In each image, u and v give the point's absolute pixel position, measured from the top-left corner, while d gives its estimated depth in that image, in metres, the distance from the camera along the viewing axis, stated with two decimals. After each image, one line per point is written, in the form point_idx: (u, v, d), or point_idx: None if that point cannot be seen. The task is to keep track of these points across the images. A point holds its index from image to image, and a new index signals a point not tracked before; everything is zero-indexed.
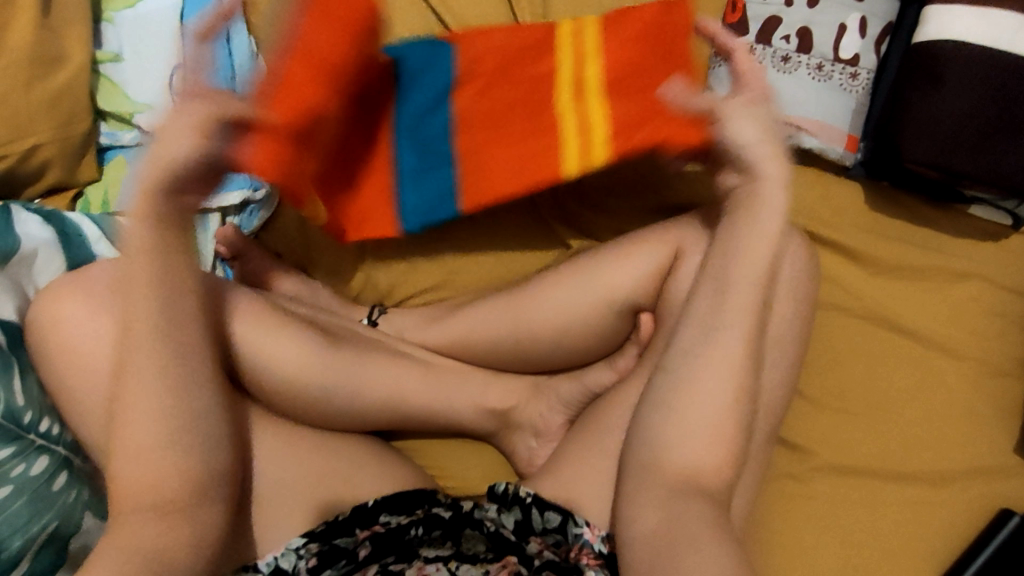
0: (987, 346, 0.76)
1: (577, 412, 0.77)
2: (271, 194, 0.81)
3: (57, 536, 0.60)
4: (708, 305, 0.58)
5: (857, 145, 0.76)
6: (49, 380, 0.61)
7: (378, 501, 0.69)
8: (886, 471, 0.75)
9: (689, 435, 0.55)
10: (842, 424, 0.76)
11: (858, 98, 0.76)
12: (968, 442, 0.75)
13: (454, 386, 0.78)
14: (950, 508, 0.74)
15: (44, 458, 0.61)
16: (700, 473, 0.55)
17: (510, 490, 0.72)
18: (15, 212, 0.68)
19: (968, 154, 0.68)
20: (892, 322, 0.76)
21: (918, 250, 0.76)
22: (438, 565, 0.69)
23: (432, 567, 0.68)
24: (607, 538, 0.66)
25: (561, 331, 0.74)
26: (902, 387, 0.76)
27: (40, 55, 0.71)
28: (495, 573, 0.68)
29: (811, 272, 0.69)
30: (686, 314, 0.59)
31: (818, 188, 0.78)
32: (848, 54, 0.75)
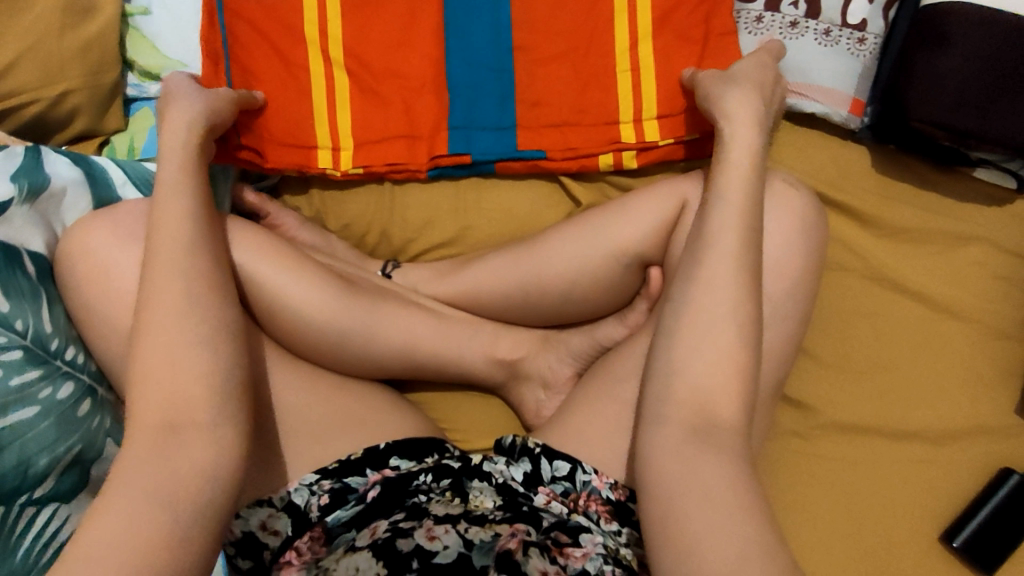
0: (993, 308, 0.76)
1: (585, 364, 0.79)
2: None
3: (81, 459, 0.63)
4: (708, 249, 0.60)
5: (863, 109, 0.78)
6: (80, 309, 0.65)
7: (390, 445, 0.71)
8: (889, 429, 0.76)
9: (691, 370, 0.57)
10: (847, 383, 0.77)
11: (866, 62, 0.78)
12: (971, 402, 0.76)
13: (465, 337, 0.80)
14: (951, 467, 0.75)
15: (69, 384, 0.63)
16: (702, 408, 0.57)
17: (519, 442, 0.73)
18: (45, 153, 0.70)
19: (973, 113, 0.70)
20: (898, 283, 0.77)
21: (923, 212, 0.78)
22: (448, 527, 0.65)
23: (441, 529, 0.65)
24: (614, 486, 0.69)
25: (570, 283, 0.76)
26: (907, 347, 0.77)
27: (73, 4, 0.73)
28: (505, 537, 0.64)
29: (818, 227, 0.70)
30: (692, 258, 0.61)
31: (825, 151, 0.80)
32: (856, 19, 0.77)
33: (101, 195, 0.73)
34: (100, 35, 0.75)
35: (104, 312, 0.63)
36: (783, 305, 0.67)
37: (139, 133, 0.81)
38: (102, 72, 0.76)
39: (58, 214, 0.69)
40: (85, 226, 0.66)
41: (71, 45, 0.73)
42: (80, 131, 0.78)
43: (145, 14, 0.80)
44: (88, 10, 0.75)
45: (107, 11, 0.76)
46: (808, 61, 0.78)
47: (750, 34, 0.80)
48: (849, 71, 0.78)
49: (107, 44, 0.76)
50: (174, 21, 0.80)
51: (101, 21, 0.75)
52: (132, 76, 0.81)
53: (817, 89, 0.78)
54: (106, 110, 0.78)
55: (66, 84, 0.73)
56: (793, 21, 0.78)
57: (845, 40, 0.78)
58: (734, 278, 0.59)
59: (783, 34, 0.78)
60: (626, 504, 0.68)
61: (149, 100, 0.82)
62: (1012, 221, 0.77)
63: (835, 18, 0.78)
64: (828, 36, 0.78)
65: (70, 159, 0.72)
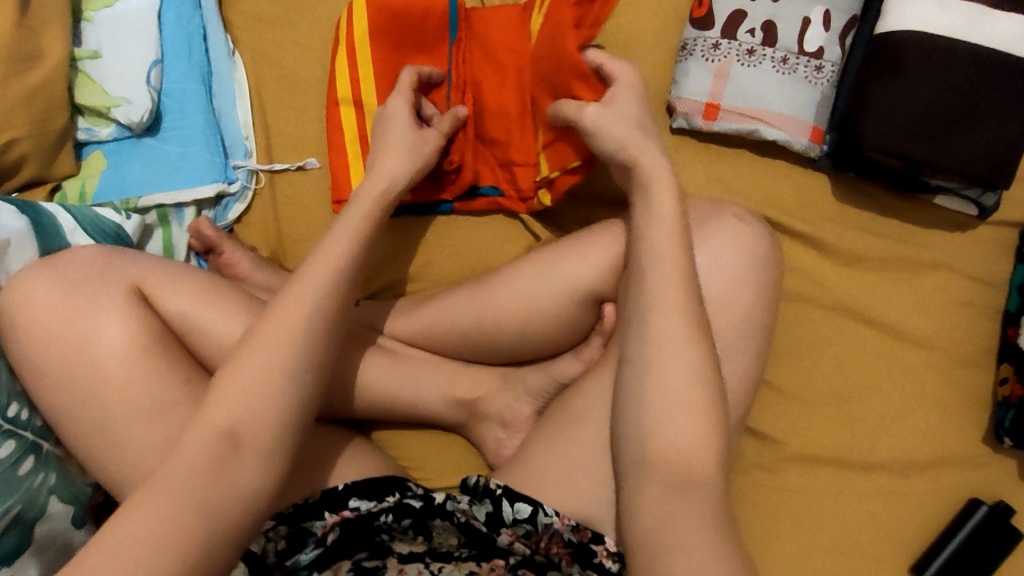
0: (955, 336, 0.76)
1: (545, 402, 0.77)
2: (246, 187, 0.84)
3: (22, 519, 0.61)
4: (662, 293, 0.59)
5: (822, 137, 0.76)
6: (23, 365, 0.64)
7: (349, 485, 0.69)
8: (856, 462, 0.74)
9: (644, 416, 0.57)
10: (812, 415, 0.75)
11: (823, 90, 0.76)
12: (937, 431, 0.75)
13: (424, 376, 0.79)
14: (920, 498, 0.74)
15: (10, 443, 0.62)
16: (653, 455, 0.56)
17: (481, 483, 0.70)
18: None
19: (928, 142, 0.69)
20: (861, 312, 0.76)
21: (884, 240, 0.77)
22: (419, 567, 0.67)
23: (411, 568, 0.67)
24: (577, 527, 0.66)
25: (525, 322, 0.74)
26: (872, 378, 0.76)
27: (17, 51, 0.72)
28: (481, 574, 0.67)
29: (775, 263, 0.69)
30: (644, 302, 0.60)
31: (785, 179, 0.78)
32: (812, 47, 0.76)
33: (49, 244, 0.72)
34: (47, 82, 0.74)
35: (53, 370, 0.63)
36: (738, 342, 0.66)
37: (91, 178, 0.80)
38: (49, 119, 0.75)
39: (2, 265, 0.68)
40: (28, 276, 0.65)
41: (16, 92, 0.72)
42: (29, 178, 0.76)
43: (94, 57, 0.79)
44: (34, 57, 0.74)
45: (54, 57, 0.75)
46: (766, 89, 0.75)
47: (706, 61, 0.77)
48: (808, 99, 0.76)
49: (54, 90, 0.75)
50: (124, 64, 0.80)
51: (47, 68, 0.74)
52: (81, 120, 0.80)
53: (777, 118, 0.75)
54: (56, 156, 0.77)
55: (12, 132, 0.72)
56: (750, 49, 0.76)
57: (803, 68, 0.76)
58: (681, 321, 0.58)
59: (740, 62, 0.76)
60: (588, 545, 0.65)
61: (99, 143, 0.81)
62: (971, 247, 0.77)
63: (791, 46, 0.76)
64: (786, 64, 0.76)
65: (16, 208, 0.70)
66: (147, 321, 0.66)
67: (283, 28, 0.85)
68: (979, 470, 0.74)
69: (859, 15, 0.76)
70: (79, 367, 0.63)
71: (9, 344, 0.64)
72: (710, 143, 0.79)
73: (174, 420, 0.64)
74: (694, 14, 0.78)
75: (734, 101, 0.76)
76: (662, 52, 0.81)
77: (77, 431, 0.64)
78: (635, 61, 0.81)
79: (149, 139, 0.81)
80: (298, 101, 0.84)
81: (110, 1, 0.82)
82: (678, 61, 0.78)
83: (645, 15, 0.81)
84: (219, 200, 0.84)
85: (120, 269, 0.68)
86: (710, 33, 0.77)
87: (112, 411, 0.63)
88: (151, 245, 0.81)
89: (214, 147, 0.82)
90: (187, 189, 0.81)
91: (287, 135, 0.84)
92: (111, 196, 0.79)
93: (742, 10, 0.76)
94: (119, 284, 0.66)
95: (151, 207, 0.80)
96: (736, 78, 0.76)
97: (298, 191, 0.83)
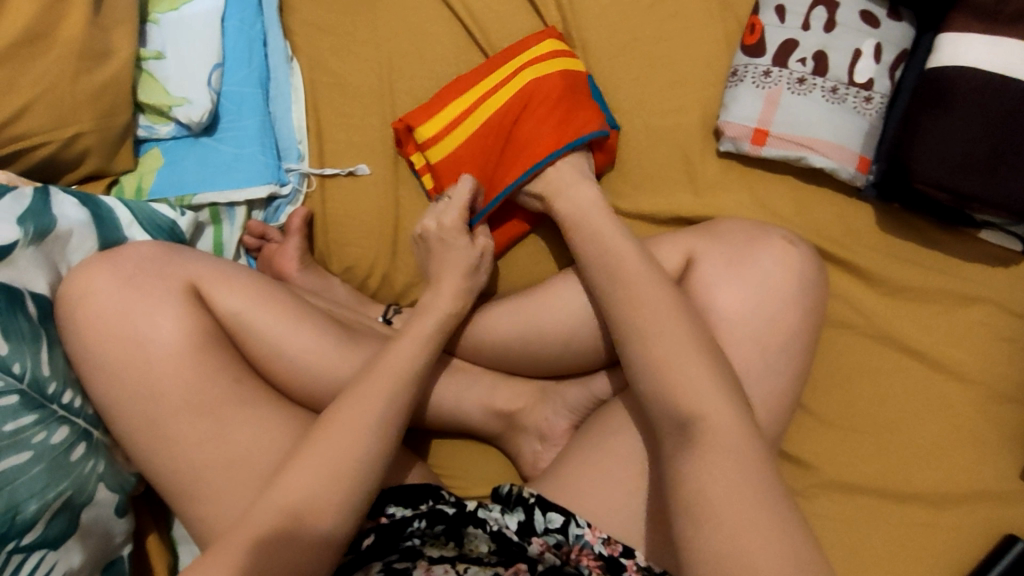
0: (996, 370, 0.76)
1: (583, 417, 0.78)
2: (297, 190, 0.85)
3: (71, 503, 0.63)
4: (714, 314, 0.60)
5: (869, 167, 0.77)
6: (80, 354, 0.65)
7: (386, 492, 0.71)
8: (892, 491, 0.74)
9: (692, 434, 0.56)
10: (848, 442, 0.76)
11: (871, 120, 0.77)
12: (974, 465, 0.74)
13: (464, 386, 0.80)
14: (956, 532, 0.73)
15: (64, 428, 0.64)
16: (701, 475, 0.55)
17: (515, 492, 0.70)
18: (53, 193, 0.70)
19: (978, 177, 0.70)
20: (901, 342, 0.77)
21: (928, 272, 0.77)
22: (445, 567, 0.68)
23: (438, 568, 0.68)
24: (608, 540, 0.66)
25: (571, 333, 0.75)
26: (912, 411, 0.76)
27: (89, 49, 0.74)
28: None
29: (820, 288, 0.70)
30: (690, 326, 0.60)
31: (829, 208, 0.79)
32: (862, 79, 0.77)
33: (108, 237, 0.73)
34: (114, 80, 0.76)
35: (108, 359, 0.65)
36: (784, 368, 0.67)
37: (147, 174, 0.82)
38: (114, 115, 0.77)
39: (63, 254, 0.69)
40: (90, 267, 0.67)
41: (85, 88, 0.74)
42: (90, 172, 0.79)
43: (159, 58, 0.82)
44: (104, 55, 0.76)
45: (122, 56, 0.78)
46: (815, 117, 0.76)
47: (757, 88, 0.78)
48: (855, 129, 0.77)
49: (119, 88, 0.77)
50: (187, 66, 0.82)
51: (115, 66, 0.77)
52: (143, 118, 0.82)
53: (825, 146, 0.76)
54: (116, 151, 0.79)
55: (78, 126, 0.74)
56: (801, 78, 0.77)
57: (852, 98, 0.77)
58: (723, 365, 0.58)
59: (790, 90, 0.77)
60: (618, 560, 0.65)
61: (158, 140, 0.83)
62: (1014, 283, 0.77)
63: (842, 77, 0.77)
64: (835, 94, 0.77)
65: (78, 200, 0.72)
66: (199, 319, 0.67)
67: (341, 38, 0.87)
68: (1017, 506, 0.74)
69: (908, 49, 0.77)
70: (135, 361, 0.64)
71: (68, 334, 0.66)
72: (755, 168, 0.80)
73: (225, 418, 0.65)
74: (746, 42, 0.80)
75: (783, 128, 0.77)
76: (713, 76, 0.82)
77: (128, 419, 0.65)
78: (686, 84, 0.82)
79: (206, 139, 0.83)
80: (351, 109, 0.85)
81: (176, 4, 0.84)
82: (728, 87, 0.80)
83: (697, 41, 0.83)
84: (270, 202, 0.86)
85: (178, 265, 0.69)
86: (761, 60, 0.78)
87: (164, 405, 0.64)
88: (202, 242, 0.82)
89: (269, 149, 0.83)
90: (240, 189, 0.82)
91: (339, 141, 0.85)
92: (167, 194, 0.81)
93: (794, 40, 0.78)
94: (175, 281, 0.67)
95: (205, 205, 0.81)
96: (786, 105, 0.77)
97: (347, 196, 0.84)
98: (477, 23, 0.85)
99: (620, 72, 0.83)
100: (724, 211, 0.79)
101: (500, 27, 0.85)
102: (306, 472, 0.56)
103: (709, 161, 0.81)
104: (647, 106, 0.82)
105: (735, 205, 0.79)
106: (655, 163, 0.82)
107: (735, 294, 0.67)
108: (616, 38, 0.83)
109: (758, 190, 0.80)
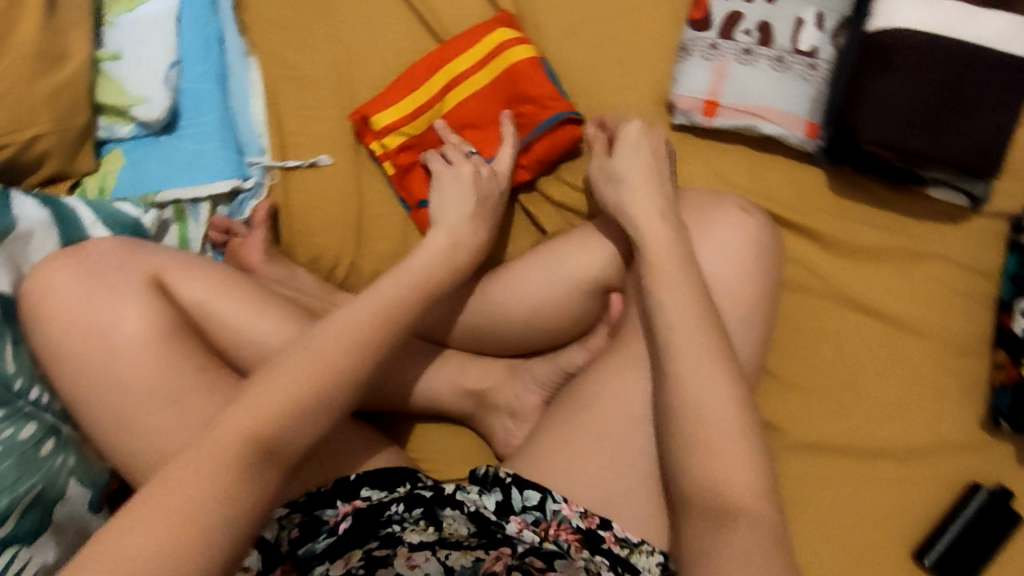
0: (951, 323, 0.78)
1: (552, 392, 0.79)
2: (260, 184, 0.85)
3: (42, 498, 0.63)
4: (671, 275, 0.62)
5: (818, 132, 0.78)
6: (44, 351, 0.66)
7: (361, 475, 0.70)
8: (856, 447, 0.76)
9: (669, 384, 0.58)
10: (811, 401, 0.77)
11: (818, 87, 0.79)
12: (935, 417, 0.76)
13: (434, 368, 0.81)
14: (921, 483, 0.75)
15: (31, 424, 0.65)
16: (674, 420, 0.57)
17: (491, 472, 0.70)
18: (14, 195, 0.71)
19: (920, 135, 0.72)
20: (859, 301, 0.79)
21: (881, 232, 0.79)
22: (426, 553, 0.65)
23: (419, 555, 0.65)
24: (585, 514, 0.66)
25: (533, 310, 0.76)
26: (872, 368, 0.77)
27: (44, 51, 0.75)
28: (488, 562, 0.64)
29: (774, 249, 0.72)
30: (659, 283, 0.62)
31: (782, 174, 0.81)
32: (806, 47, 0.78)
33: (71, 236, 0.74)
34: (70, 81, 0.77)
35: (73, 353, 0.65)
36: (742, 329, 0.68)
37: (110, 175, 0.83)
38: (72, 116, 0.77)
39: (25, 255, 0.71)
40: (52, 264, 0.67)
41: (42, 89, 0.74)
42: (52, 173, 0.79)
43: (116, 59, 0.83)
44: (59, 57, 0.77)
45: (78, 58, 0.78)
46: (763, 86, 0.78)
47: (705, 60, 0.80)
48: (803, 96, 0.78)
49: (77, 89, 0.78)
50: (144, 66, 0.83)
51: (71, 68, 0.77)
52: (102, 119, 0.83)
53: (774, 113, 0.78)
54: (77, 153, 0.80)
55: (36, 128, 0.74)
56: (747, 49, 0.79)
57: (798, 66, 0.78)
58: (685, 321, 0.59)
59: (737, 60, 0.79)
60: (596, 532, 0.66)
61: (119, 141, 0.84)
62: (963, 238, 0.79)
63: (786, 46, 0.79)
64: (781, 62, 0.78)
65: (39, 201, 0.73)
66: (164, 310, 0.67)
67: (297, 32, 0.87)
68: (978, 455, 0.76)
69: (851, 16, 0.79)
70: (101, 353, 0.65)
71: (33, 331, 0.66)
72: (710, 139, 0.82)
73: (194, 406, 0.66)
74: (692, 17, 0.82)
75: (733, 98, 0.79)
76: (664, 52, 0.83)
77: (96, 412, 0.65)
78: (637, 62, 0.84)
79: (167, 137, 0.84)
80: (310, 100, 0.86)
81: (131, 6, 0.85)
82: (678, 62, 0.81)
83: (647, 19, 0.84)
84: (234, 197, 0.86)
85: (142, 257, 0.70)
86: (708, 34, 0.80)
87: (131, 396, 0.65)
88: (167, 239, 0.83)
89: (230, 145, 0.84)
90: (203, 185, 0.82)
91: (299, 132, 0.86)
92: (130, 192, 0.82)
93: (738, 13, 0.79)
94: (138, 273, 0.68)
95: (168, 202, 0.82)
96: (734, 76, 0.79)
97: (310, 187, 0.85)
98: (430, 11, 0.86)
99: (572, 53, 0.85)
100: (678, 182, 0.81)
101: (453, 13, 0.86)
102: (268, 412, 0.54)
103: (664, 135, 0.83)
104: (601, 84, 0.84)
105: (690, 177, 0.81)
106: None
107: None
108: (567, 21, 0.85)
109: (712, 160, 0.82)
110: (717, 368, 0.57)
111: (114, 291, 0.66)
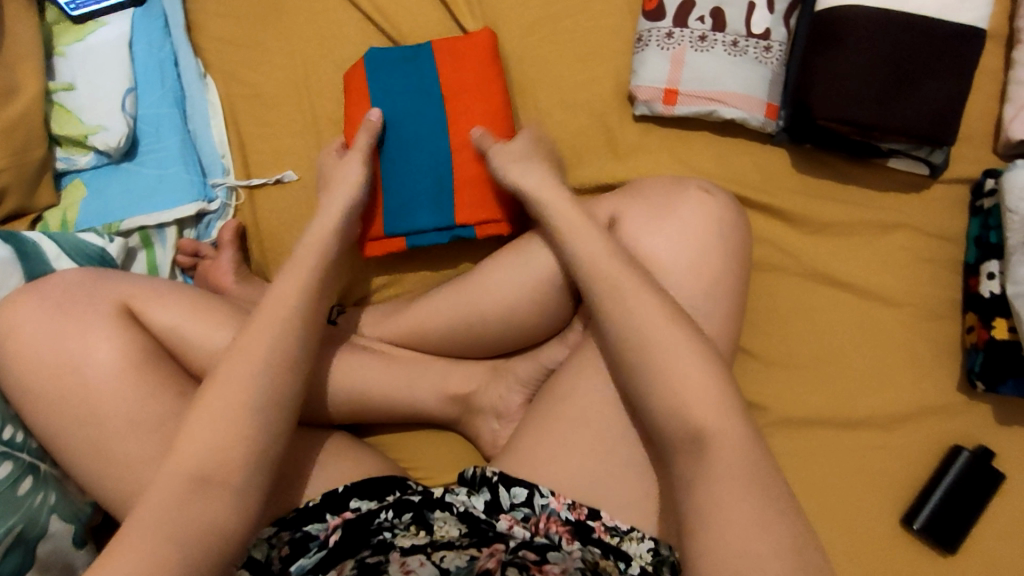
0: (921, 291, 0.79)
1: (535, 389, 0.79)
2: (225, 204, 0.85)
3: (24, 538, 0.62)
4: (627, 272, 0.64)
5: (778, 112, 0.80)
6: (15, 388, 0.64)
7: (348, 487, 0.70)
8: (838, 419, 0.77)
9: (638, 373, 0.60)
10: (791, 378, 0.78)
11: (774, 68, 0.80)
12: (912, 384, 0.77)
13: (417, 376, 0.81)
14: (904, 450, 0.76)
15: (8, 464, 0.63)
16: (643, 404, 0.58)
17: (477, 473, 0.70)
18: None
19: (876, 107, 0.73)
20: (830, 277, 0.80)
21: (846, 207, 0.80)
22: (419, 556, 0.64)
23: (412, 559, 0.64)
24: (574, 505, 0.67)
25: (506, 310, 0.76)
26: (849, 342, 0.78)
27: None
28: (482, 559, 0.64)
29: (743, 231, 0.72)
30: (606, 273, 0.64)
31: (746, 156, 0.82)
32: (759, 30, 0.79)
33: (36, 270, 0.73)
34: (25, 115, 0.77)
35: (45, 387, 0.64)
36: (717, 313, 0.69)
37: (72, 207, 0.81)
38: (28, 151, 0.76)
39: None
40: (17, 298, 0.66)
41: None
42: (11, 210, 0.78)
43: (69, 89, 0.81)
44: (12, 91, 0.76)
45: (31, 91, 0.78)
46: (719, 71, 0.79)
47: (662, 50, 0.80)
48: (760, 78, 0.79)
49: (32, 123, 0.77)
50: (99, 94, 0.82)
51: (25, 101, 0.77)
52: (60, 150, 0.82)
53: (733, 97, 0.78)
54: (36, 187, 0.79)
55: None
56: (701, 35, 0.79)
57: (753, 49, 0.79)
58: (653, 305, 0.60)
59: (693, 48, 0.79)
60: (586, 522, 0.66)
61: (79, 172, 0.82)
62: (926, 207, 0.81)
63: (740, 30, 0.79)
64: (736, 47, 0.79)
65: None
66: (135, 336, 0.67)
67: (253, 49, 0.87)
68: (956, 419, 0.77)
69: None
70: (73, 385, 0.64)
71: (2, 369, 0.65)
72: (672, 127, 0.83)
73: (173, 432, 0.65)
74: (646, 8, 0.82)
75: (692, 84, 0.79)
76: (621, 45, 0.84)
77: (73, 446, 0.64)
78: (596, 56, 0.84)
79: (128, 164, 0.83)
80: (270, 117, 0.85)
81: (81, 35, 0.84)
82: (635, 54, 0.82)
83: (601, 13, 0.85)
84: (200, 219, 0.85)
85: (107, 291, 0.69)
86: (662, 23, 0.80)
87: (109, 428, 0.64)
88: (136, 267, 0.82)
89: (192, 168, 0.83)
90: (168, 209, 0.81)
91: (262, 150, 0.85)
92: (95, 222, 0.80)
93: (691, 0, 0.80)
94: (107, 301, 0.67)
95: (134, 229, 0.81)
96: (691, 63, 0.79)
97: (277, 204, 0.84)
98: (386, 19, 0.86)
99: (531, 51, 0.85)
100: (645, 172, 0.81)
101: (408, 20, 0.86)
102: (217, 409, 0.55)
103: (627, 126, 0.83)
104: (561, 81, 0.84)
105: (656, 166, 0.82)
106: (575, 135, 0.83)
107: (659, 247, 0.70)
108: (522, 20, 0.85)
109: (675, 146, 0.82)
110: (692, 353, 0.58)
111: (82, 321, 0.65)
